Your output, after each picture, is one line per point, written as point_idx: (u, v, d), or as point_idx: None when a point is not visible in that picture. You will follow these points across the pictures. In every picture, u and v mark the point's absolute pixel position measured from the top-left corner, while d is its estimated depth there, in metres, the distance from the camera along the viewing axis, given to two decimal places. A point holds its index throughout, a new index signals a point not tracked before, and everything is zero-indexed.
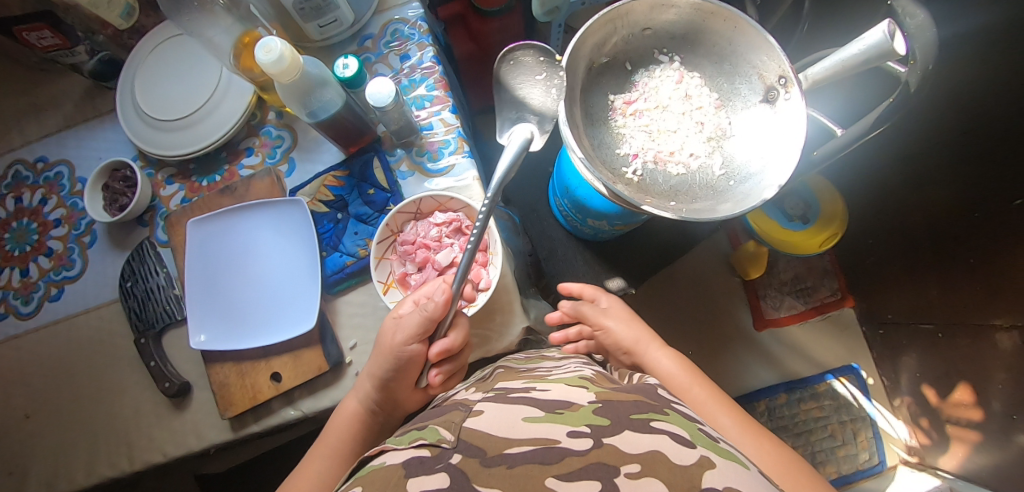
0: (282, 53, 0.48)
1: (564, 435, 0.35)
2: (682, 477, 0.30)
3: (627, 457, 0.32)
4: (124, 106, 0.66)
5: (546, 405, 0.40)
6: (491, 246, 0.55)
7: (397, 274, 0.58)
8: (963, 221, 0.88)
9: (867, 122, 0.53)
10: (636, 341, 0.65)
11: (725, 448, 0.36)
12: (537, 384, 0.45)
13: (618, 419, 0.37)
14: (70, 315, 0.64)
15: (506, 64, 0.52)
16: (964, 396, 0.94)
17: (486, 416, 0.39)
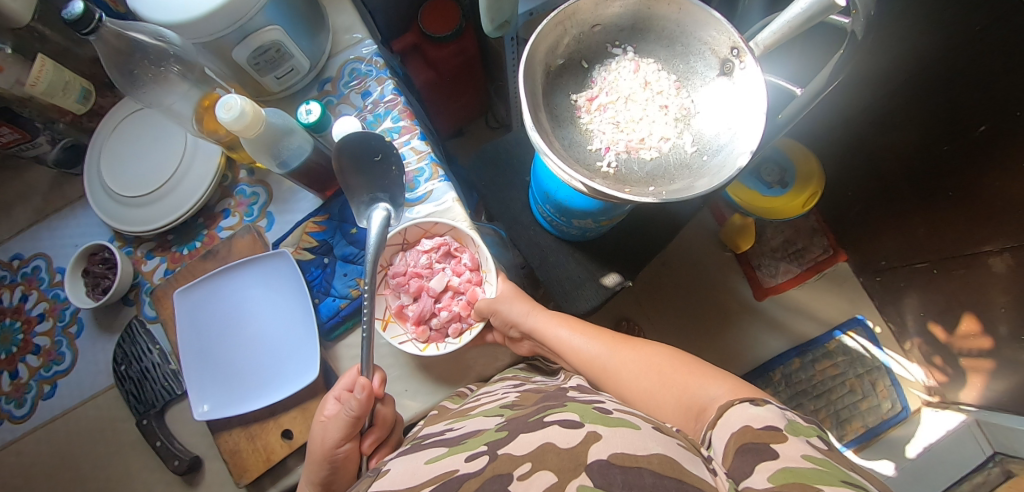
0: (243, 108, 0.47)
1: (462, 462, 0.36)
2: (567, 458, 0.32)
3: (518, 460, 0.34)
4: (92, 188, 0.65)
5: (452, 440, 0.42)
6: (483, 265, 0.59)
7: (394, 308, 0.57)
8: (929, 160, 0.91)
9: (821, 78, 0.54)
10: (522, 316, 0.60)
11: (614, 418, 0.39)
12: (455, 424, 0.46)
13: (517, 426, 0.40)
14: (69, 409, 0.63)
15: (340, 155, 0.56)
16: (971, 326, 0.96)
17: (393, 472, 0.39)
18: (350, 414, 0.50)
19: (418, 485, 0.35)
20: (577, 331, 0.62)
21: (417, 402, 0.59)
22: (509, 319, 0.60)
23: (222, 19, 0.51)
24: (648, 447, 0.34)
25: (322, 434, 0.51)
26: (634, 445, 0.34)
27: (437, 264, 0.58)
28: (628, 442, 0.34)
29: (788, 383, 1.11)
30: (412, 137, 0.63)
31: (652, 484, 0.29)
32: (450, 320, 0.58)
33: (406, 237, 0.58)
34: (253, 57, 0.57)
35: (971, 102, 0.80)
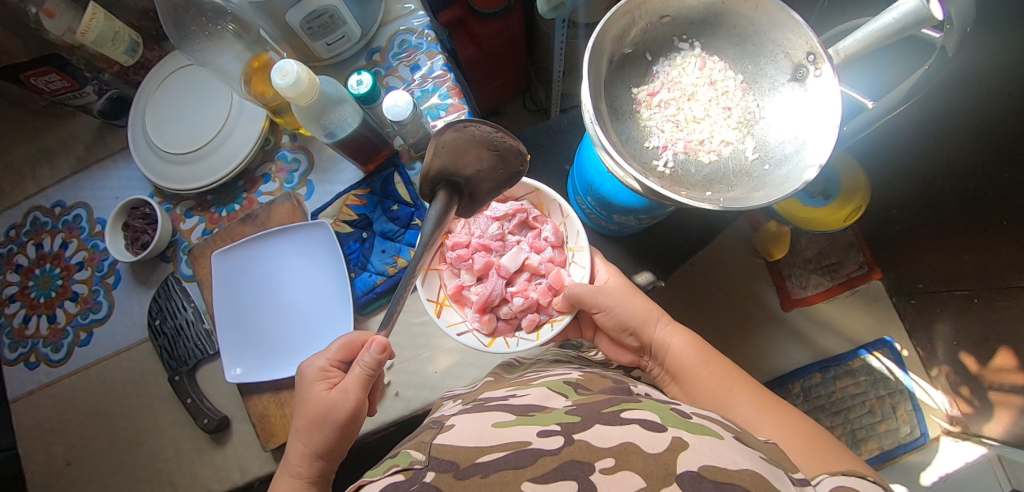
0: (299, 74, 0.46)
1: (535, 436, 0.36)
2: (656, 464, 0.31)
3: (600, 452, 0.33)
4: (136, 142, 0.65)
5: (518, 409, 0.42)
6: (568, 243, 0.60)
7: (453, 290, 0.58)
8: (983, 186, 0.86)
9: (905, 87, 0.51)
10: (643, 318, 0.59)
11: (697, 425, 0.38)
12: (518, 391, 0.46)
13: (589, 414, 0.39)
14: (102, 358, 0.64)
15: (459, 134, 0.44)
16: (1005, 360, 0.92)
17: (455, 430, 0.39)
18: (369, 373, 0.49)
19: (486, 447, 0.35)
20: (716, 364, 0.56)
21: (445, 384, 0.58)
22: (625, 316, 0.59)
23: None
24: (736, 460, 0.33)
25: (340, 399, 0.49)
26: (723, 457, 0.33)
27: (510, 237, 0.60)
28: (715, 452, 0.33)
29: (806, 397, 1.09)
30: (459, 116, 0.62)
31: None
32: (525, 309, 0.58)
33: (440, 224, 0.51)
34: (306, 21, 0.56)
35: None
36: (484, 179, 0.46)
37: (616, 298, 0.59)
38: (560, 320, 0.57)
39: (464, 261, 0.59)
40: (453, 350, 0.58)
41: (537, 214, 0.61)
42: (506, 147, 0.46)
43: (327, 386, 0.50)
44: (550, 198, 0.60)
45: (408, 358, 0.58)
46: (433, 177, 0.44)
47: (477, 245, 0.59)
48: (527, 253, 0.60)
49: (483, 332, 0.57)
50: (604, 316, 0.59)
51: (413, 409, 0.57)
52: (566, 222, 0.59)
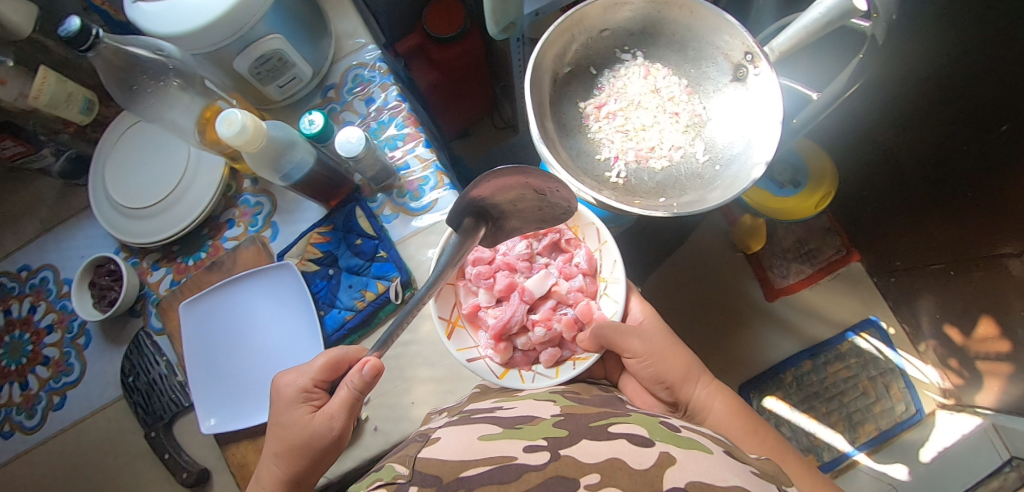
0: (243, 122, 0.46)
1: (521, 451, 0.35)
2: (641, 481, 0.30)
3: (585, 468, 0.32)
4: (98, 200, 0.65)
5: (507, 421, 0.41)
6: (600, 272, 0.58)
7: (466, 309, 0.57)
8: (943, 162, 0.90)
9: (842, 79, 0.52)
10: (683, 376, 0.57)
11: (685, 438, 0.38)
12: (506, 404, 0.46)
13: (577, 429, 0.39)
14: (78, 420, 0.63)
15: (493, 182, 0.46)
16: (988, 329, 0.94)
17: (441, 444, 0.38)
18: (355, 395, 0.48)
19: (471, 461, 0.34)
20: (750, 426, 0.57)
21: (423, 413, 0.57)
22: (671, 373, 0.57)
23: (219, 31, 0.50)
24: (725, 477, 0.32)
25: (324, 425, 0.49)
26: (712, 475, 0.32)
27: (537, 256, 0.60)
28: (705, 470, 0.32)
29: (800, 385, 1.09)
30: (417, 144, 0.63)
31: None
32: (546, 341, 0.55)
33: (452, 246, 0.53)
34: (254, 67, 0.56)
35: (994, 103, 0.78)
36: (520, 211, 0.50)
37: (659, 350, 0.57)
38: (588, 358, 0.53)
39: (487, 278, 0.57)
40: (429, 379, 0.58)
41: (571, 237, 0.60)
42: (542, 191, 0.48)
43: (310, 408, 0.50)
44: (586, 221, 0.58)
45: (386, 392, 0.58)
46: (462, 208, 0.48)
47: (502, 265, 0.58)
48: (556, 279, 0.58)
49: (496, 360, 0.54)
50: (643, 366, 0.56)
51: (394, 442, 0.57)
52: (603, 248, 0.57)
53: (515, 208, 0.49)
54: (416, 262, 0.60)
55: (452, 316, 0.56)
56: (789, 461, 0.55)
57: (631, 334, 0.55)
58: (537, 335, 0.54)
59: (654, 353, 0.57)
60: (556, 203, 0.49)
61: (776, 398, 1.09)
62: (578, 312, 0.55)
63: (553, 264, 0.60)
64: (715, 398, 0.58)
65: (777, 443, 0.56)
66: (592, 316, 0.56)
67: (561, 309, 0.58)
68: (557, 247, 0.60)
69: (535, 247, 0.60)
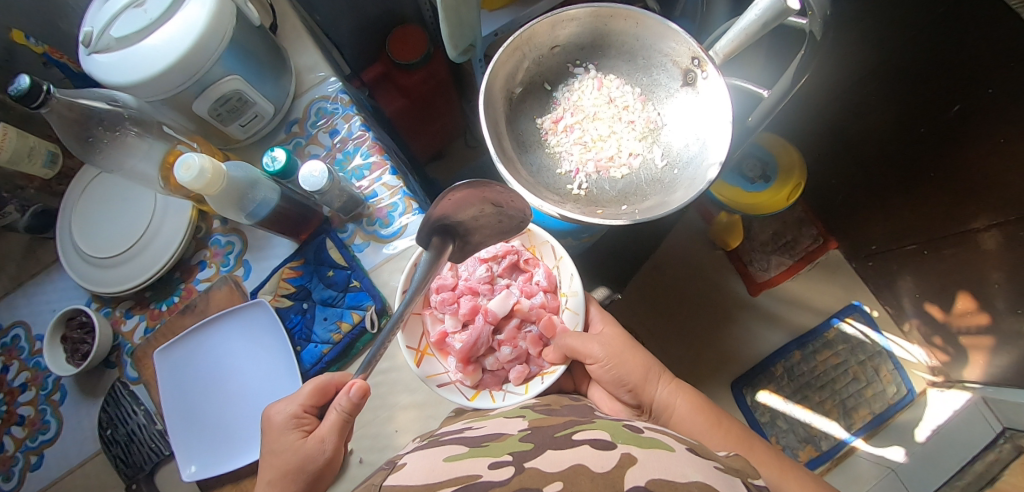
0: (202, 166, 0.47)
1: (485, 469, 0.34)
2: (601, 483, 0.30)
3: (548, 476, 0.31)
4: (66, 252, 0.64)
5: (472, 441, 0.41)
6: (560, 287, 0.59)
7: (433, 337, 0.56)
8: (906, 145, 0.93)
9: (789, 76, 0.53)
10: (643, 378, 0.59)
11: (647, 438, 0.38)
12: (474, 424, 0.46)
13: (543, 441, 0.38)
14: (58, 479, 0.61)
15: (457, 199, 0.45)
16: (967, 304, 0.96)
17: (407, 469, 0.37)
18: (346, 417, 0.48)
19: (433, 483, 0.33)
20: (712, 419, 0.59)
21: (407, 440, 0.57)
22: (633, 377, 0.58)
23: (177, 75, 0.50)
24: (685, 473, 0.32)
25: (316, 449, 0.49)
26: (674, 471, 0.32)
27: (497, 278, 0.61)
28: (666, 466, 0.33)
29: (791, 376, 1.10)
30: (383, 172, 0.63)
31: None
32: (513, 359, 0.56)
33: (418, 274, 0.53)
34: (214, 108, 0.57)
35: (943, 83, 0.82)
36: (484, 224, 0.49)
37: (620, 353, 0.59)
38: (554, 372, 0.54)
39: (451, 304, 0.58)
40: (411, 406, 0.58)
41: (529, 256, 0.61)
42: (505, 204, 0.47)
43: (301, 433, 0.49)
44: (541, 240, 0.59)
45: (367, 422, 0.57)
46: (428, 228, 0.47)
47: (464, 289, 0.59)
48: (517, 297, 0.59)
49: (466, 383, 0.55)
50: (606, 371, 0.58)
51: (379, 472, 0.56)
52: (560, 265, 0.58)
53: (479, 222, 0.48)
54: (389, 289, 0.60)
55: (421, 345, 0.55)
56: (750, 449, 0.58)
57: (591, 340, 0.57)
58: (503, 354, 0.55)
59: (616, 356, 0.58)
60: (511, 214, 0.49)
61: (769, 392, 1.09)
62: (542, 328, 0.57)
63: (515, 284, 0.60)
64: (676, 396, 0.60)
65: (739, 434, 0.59)
66: (555, 330, 0.57)
67: (525, 326, 0.59)
68: (516, 267, 0.61)
69: (496, 271, 0.61)
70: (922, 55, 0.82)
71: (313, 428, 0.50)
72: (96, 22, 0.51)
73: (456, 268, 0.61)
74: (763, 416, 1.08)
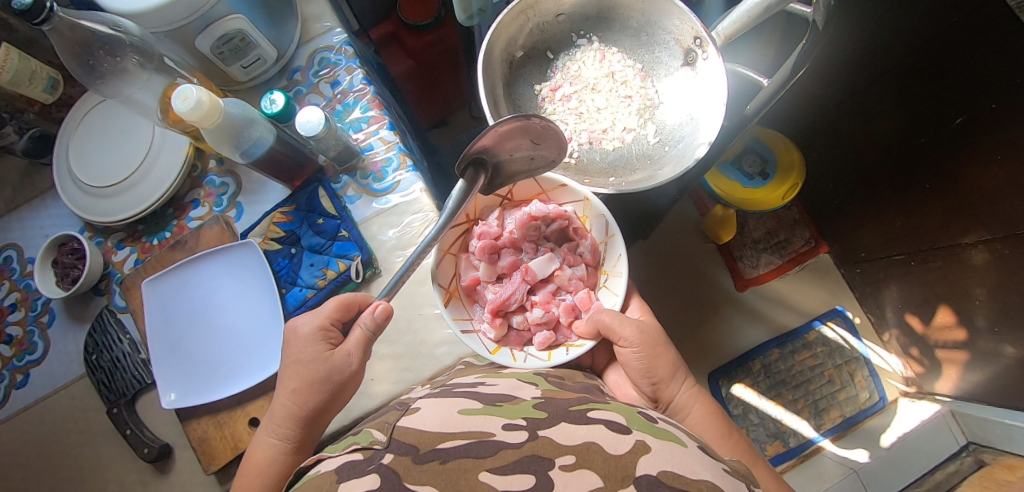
0: (199, 98, 0.47)
1: (500, 429, 0.37)
2: (615, 466, 0.32)
3: (562, 449, 0.34)
4: (62, 179, 0.65)
5: (487, 399, 0.44)
6: (603, 264, 0.60)
7: (465, 283, 0.58)
8: (905, 156, 0.94)
9: (787, 68, 0.54)
10: (669, 375, 0.56)
11: (660, 429, 0.40)
12: (488, 380, 0.49)
13: (557, 412, 0.41)
14: (42, 398, 0.63)
15: (510, 132, 0.45)
16: (946, 317, 0.97)
17: (421, 413, 0.41)
18: (370, 335, 0.51)
19: (448, 433, 0.36)
20: (723, 430, 0.57)
21: (383, 389, 0.58)
22: (660, 373, 0.55)
23: (181, 9, 0.51)
24: (696, 471, 0.34)
25: (342, 361, 0.51)
26: (684, 466, 0.34)
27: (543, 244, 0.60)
28: (677, 461, 0.34)
29: (767, 373, 1.11)
30: (381, 127, 0.64)
31: None
32: (542, 324, 0.57)
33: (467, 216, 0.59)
34: (217, 46, 0.57)
35: (949, 95, 0.83)
36: (516, 162, 0.50)
37: (654, 346, 0.55)
38: (583, 345, 0.55)
39: (491, 255, 0.58)
40: (388, 356, 0.59)
41: (579, 226, 0.59)
42: (543, 147, 0.49)
43: (328, 346, 0.51)
44: (595, 212, 0.58)
45: None
46: (469, 155, 0.45)
47: (506, 242, 0.59)
48: (559, 264, 0.59)
49: (490, 336, 0.57)
50: (638, 360, 0.55)
51: (353, 418, 0.57)
52: (609, 242, 0.58)
53: (515, 161, 0.49)
54: (378, 242, 0.61)
55: (450, 286, 0.57)
56: (756, 468, 0.57)
57: (627, 321, 0.54)
58: (535, 316, 0.57)
59: (649, 347, 0.55)
60: (547, 154, 0.50)
61: (744, 386, 1.11)
62: (577, 300, 0.58)
63: (557, 250, 0.60)
64: (697, 402, 0.57)
65: (746, 450, 0.58)
66: (590, 305, 0.58)
67: (561, 294, 0.59)
68: (563, 234, 0.60)
69: (542, 231, 0.59)
70: (940, 65, 0.82)
71: (338, 342, 0.52)
72: None
73: (502, 218, 0.60)
74: (736, 409, 1.10)
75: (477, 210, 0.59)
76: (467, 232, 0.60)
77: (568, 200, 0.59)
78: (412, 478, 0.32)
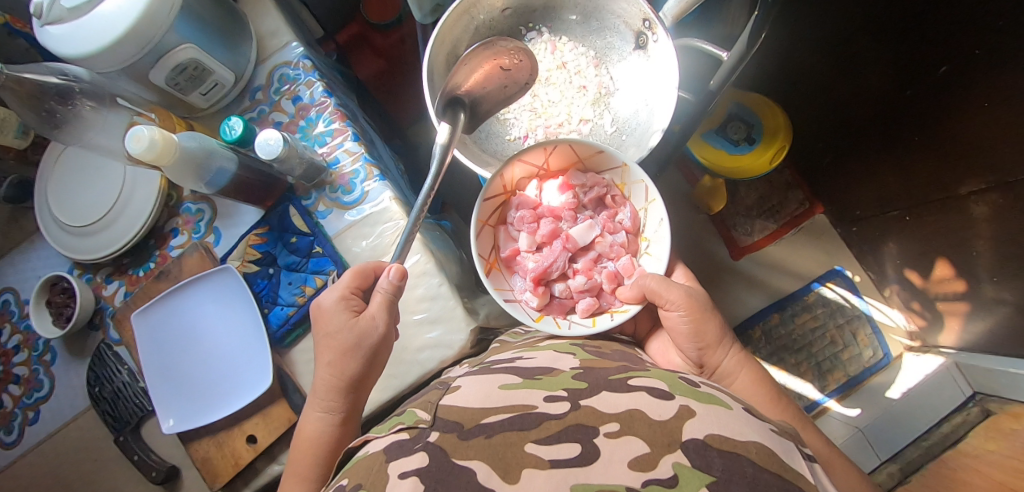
0: (152, 138, 0.49)
1: (541, 400, 0.39)
2: (660, 432, 0.34)
3: (605, 417, 0.36)
4: (45, 221, 0.67)
5: (526, 372, 0.45)
6: (643, 231, 0.58)
7: (505, 255, 0.59)
8: (892, 110, 0.93)
9: (742, 43, 0.52)
10: (715, 341, 0.55)
11: (704, 393, 0.40)
12: (526, 354, 0.50)
13: (597, 381, 0.42)
14: (54, 431, 0.66)
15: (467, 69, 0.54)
16: (944, 271, 0.96)
17: (463, 391, 0.42)
18: (392, 297, 0.51)
19: (491, 408, 0.38)
20: (772, 396, 0.57)
21: (370, 398, 0.60)
22: (707, 338, 0.55)
23: (131, 46, 0.51)
24: (744, 432, 0.34)
25: (369, 325, 0.51)
26: (731, 428, 0.35)
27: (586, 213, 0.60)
28: (724, 422, 0.35)
29: (768, 339, 1.11)
30: (345, 139, 0.64)
31: (753, 475, 0.31)
32: (586, 290, 0.57)
33: (506, 186, 0.57)
34: (172, 77, 0.57)
35: (934, 43, 0.82)
36: (493, 96, 0.54)
37: (702, 311, 0.55)
38: (629, 310, 0.55)
39: (531, 223, 0.59)
40: None
41: (617, 193, 0.58)
42: (514, 73, 0.55)
43: (351, 313, 0.52)
44: (634, 179, 0.56)
45: None
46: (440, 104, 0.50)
47: (546, 211, 0.59)
48: (599, 231, 0.59)
49: (534, 304, 0.57)
50: (685, 324, 0.54)
51: None
52: (649, 207, 0.56)
53: (490, 94, 0.53)
54: (352, 255, 0.62)
55: (491, 258, 0.58)
56: (803, 430, 0.57)
57: (674, 284, 0.53)
58: (577, 283, 0.57)
59: (696, 312, 0.54)
60: (518, 78, 0.55)
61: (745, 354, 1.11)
62: (619, 267, 0.57)
63: (596, 218, 0.60)
64: (744, 371, 0.57)
65: (794, 415, 0.58)
66: (633, 272, 0.57)
67: (602, 262, 0.60)
68: (602, 201, 0.60)
69: (580, 200, 0.59)
70: (927, 12, 0.82)
71: (361, 309, 0.53)
72: None
73: (541, 188, 0.59)
74: None
75: (514, 182, 0.58)
76: (505, 203, 0.58)
77: (606, 168, 0.58)
78: (459, 453, 0.34)
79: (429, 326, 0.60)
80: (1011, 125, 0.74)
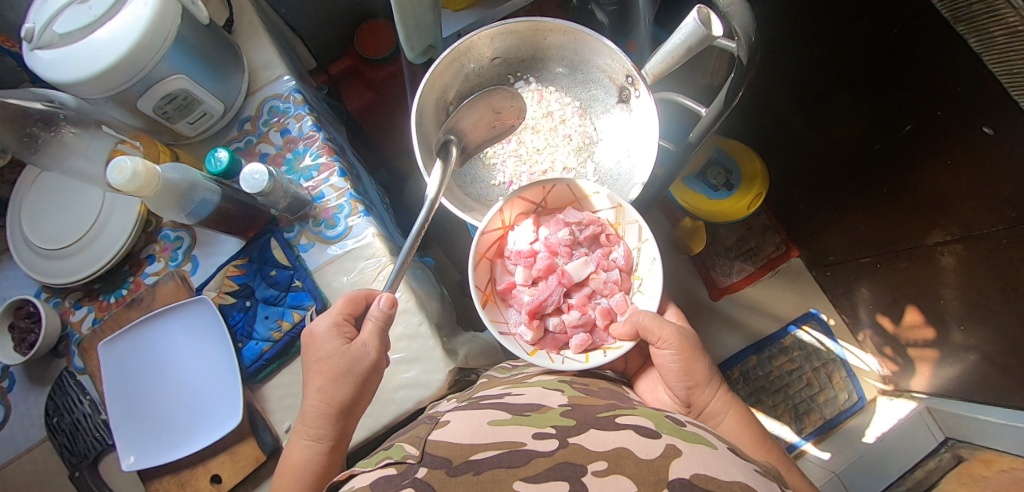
0: (135, 170, 0.48)
1: (529, 437, 0.38)
2: (647, 470, 0.33)
3: (593, 455, 0.35)
4: (16, 243, 0.65)
5: (514, 409, 0.45)
6: (635, 269, 0.58)
7: (500, 287, 0.58)
8: (863, 161, 0.96)
9: (719, 101, 0.54)
10: (702, 381, 0.55)
11: (689, 432, 0.40)
12: (514, 390, 0.50)
13: (584, 418, 0.42)
14: (6, 463, 0.63)
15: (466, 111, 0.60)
16: (915, 317, 0.98)
17: (451, 427, 0.42)
18: (382, 325, 0.52)
19: (480, 445, 0.38)
20: (757, 438, 0.57)
21: None
22: (695, 377, 0.55)
23: (121, 74, 0.51)
24: (728, 471, 0.35)
25: (360, 352, 0.51)
26: (716, 468, 0.34)
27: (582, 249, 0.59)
28: (709, 463, 0.35)
29: (746, 380, 1.12)
30: (331, 174, 0.64)
31: None
32: (580, 325, 0.57)
33: (504, 221, 0.58)
34: (160, 106, 0.57)
35: (897, 101, 0.86)
36: (479, 134, 0.61)
37: (691, 351, 0.54)
38: (621, 347, 0.54)
39: (528, 257, 0.58)
40: None
41: (611, 232, 0.59)
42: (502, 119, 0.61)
43: (343, 340, 0.51)
44: (629, 219, 0.57)
45: None
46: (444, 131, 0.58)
47: (543, 247, 0.58)
48: (594, 268, 0.58)
49: (528, 338, 0.56)
50: (675, 363, 0.54)
51: None
52: (643, 247, 0.56)
53: (476, 133, 0.60)
54: (332, 290, 0.61)
55: (486, 289, 0.57)
56: (788, 473, 0.57)
57: (666, 322, 0.53)
58: (571, 317, 0.56)
59: (686, 351, 0.54)
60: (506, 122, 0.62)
61: None
62: (613, 303, 0.56)
63: (591, 255, 0.59)
64: (730, 411, 0.58)
65: (778, 456, 0.58)
66: (626, 309, 0.57)
67: (597, 298, 0.59)
68: (596, 239, 0.59)
69: (576, 237, 0.59)
70: (891, 72, 0.85)
71: (353, 336, 0.52)
72: (38, 18, 0.52)
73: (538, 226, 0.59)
74: None
75: (512, 217, 0.58)
76: (502, 238, 0.59)
77: (601, 206, 0.58)
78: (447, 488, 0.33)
79: (407, 366, 0.59)
80: (974, 180, 0.78)
